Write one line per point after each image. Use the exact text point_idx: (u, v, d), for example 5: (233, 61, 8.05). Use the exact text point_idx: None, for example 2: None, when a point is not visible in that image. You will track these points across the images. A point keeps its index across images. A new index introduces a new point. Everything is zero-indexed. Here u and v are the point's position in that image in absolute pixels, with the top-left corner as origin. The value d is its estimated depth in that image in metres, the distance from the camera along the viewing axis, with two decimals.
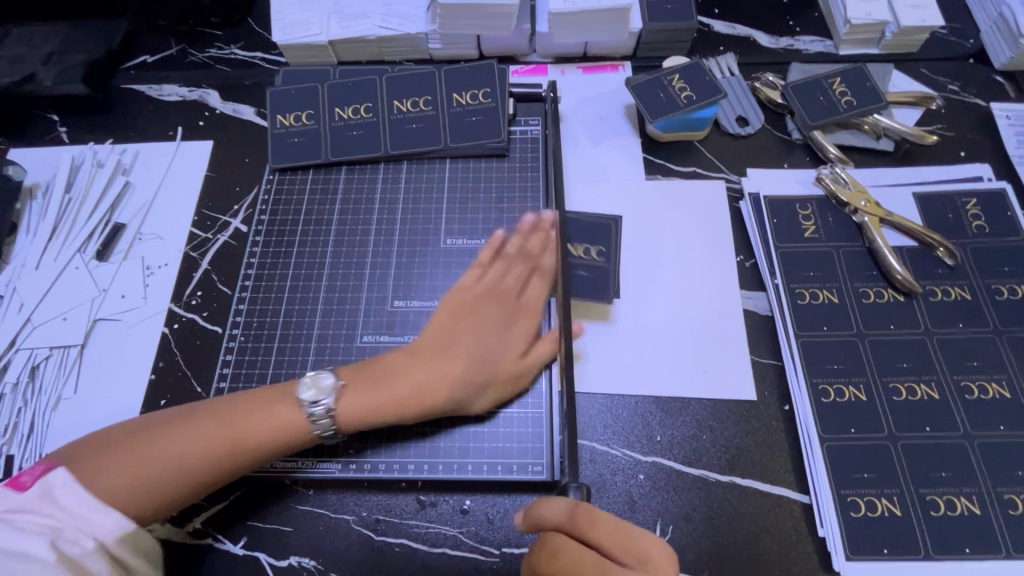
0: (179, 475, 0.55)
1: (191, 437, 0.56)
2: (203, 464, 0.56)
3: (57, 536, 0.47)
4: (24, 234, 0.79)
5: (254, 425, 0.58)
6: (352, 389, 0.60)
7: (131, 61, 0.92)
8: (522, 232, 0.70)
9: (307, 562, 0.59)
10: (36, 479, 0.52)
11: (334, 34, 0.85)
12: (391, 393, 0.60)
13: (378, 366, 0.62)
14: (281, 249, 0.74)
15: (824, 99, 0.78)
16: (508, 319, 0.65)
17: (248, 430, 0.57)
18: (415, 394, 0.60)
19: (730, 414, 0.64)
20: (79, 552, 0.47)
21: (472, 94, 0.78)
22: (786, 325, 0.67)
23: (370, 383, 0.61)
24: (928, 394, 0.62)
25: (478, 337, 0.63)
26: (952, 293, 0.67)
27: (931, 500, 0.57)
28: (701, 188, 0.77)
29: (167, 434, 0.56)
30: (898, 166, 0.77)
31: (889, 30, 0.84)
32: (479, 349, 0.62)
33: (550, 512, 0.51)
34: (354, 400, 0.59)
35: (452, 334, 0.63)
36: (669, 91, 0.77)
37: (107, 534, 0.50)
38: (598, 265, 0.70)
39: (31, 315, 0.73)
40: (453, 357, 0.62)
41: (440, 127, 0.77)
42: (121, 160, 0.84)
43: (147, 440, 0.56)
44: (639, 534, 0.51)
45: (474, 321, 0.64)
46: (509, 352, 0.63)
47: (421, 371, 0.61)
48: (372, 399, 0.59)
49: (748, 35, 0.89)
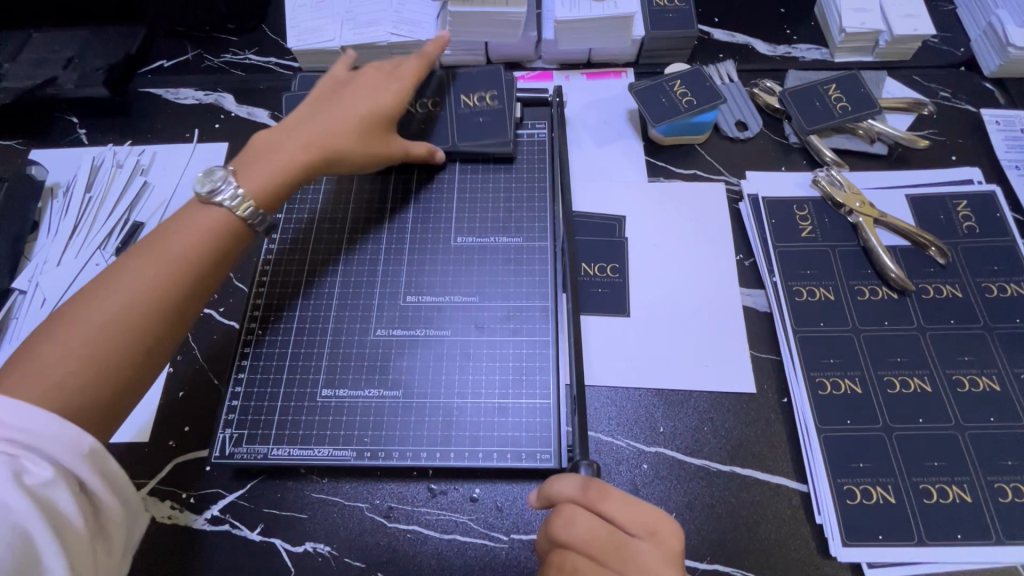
0: (123, 338, 0.53)
1: (117, 282, 0.55)
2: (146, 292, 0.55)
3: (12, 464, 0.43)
4: (46, 232, 0.81)
5: (174, 242, 0.58)
6: (252, 162, 0.65)
7: (149, 65, 0.95)
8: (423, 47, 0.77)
9: (323, 548, 0.61)
10: None
11: (347, 40, 0.88)
12: (291, 143, 0.66)
13: (272, 137, 0.67)
14: (297, 246, 0.75)
15: (820, 105, 0.81)
16: (373, 92, 0.72)
17: (169, 249, 0.58)
18: (309, 148, 0.67)
19: (730, 407, 0.66)
20: (40, 481, 0.44)
21: (480, 95, 0.80)
22: (784, 321, 0.69)
23: (268, 152, 0.66)
24: (921, 387, 0.64)
25: (348, 106, 0.70)
26: (944, 290, 0.70)
27: (924, 488, 0.60)
28: (702, 190, 0.80)
29: (89, 308, 0.53)
30: (891, 169, 0.80)
31: (883, 38, 0.87)
32: (350, 114, 0.69)
33: (564, 488, 0.53)
34: (256, 172, 0.64)
35: (321, 106, 0.70)
36: (671, 96, 0.80)
37: (67, 454, 0.46)
38: (612, 281, 0.73)
39: (53, 310, 0.75)
40: (339, 120, 0.69)
41: (449, 129, 0.79)
42: (139, 161, 0.86)
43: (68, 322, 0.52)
44: (649, 508, 0.52)
45: (340, 99, 0.71)
46: (356, 124, 0.69)
47: (303, 130, 0.68)
48: (269, 163, 0.65)
49: (746, 42, 0.92)
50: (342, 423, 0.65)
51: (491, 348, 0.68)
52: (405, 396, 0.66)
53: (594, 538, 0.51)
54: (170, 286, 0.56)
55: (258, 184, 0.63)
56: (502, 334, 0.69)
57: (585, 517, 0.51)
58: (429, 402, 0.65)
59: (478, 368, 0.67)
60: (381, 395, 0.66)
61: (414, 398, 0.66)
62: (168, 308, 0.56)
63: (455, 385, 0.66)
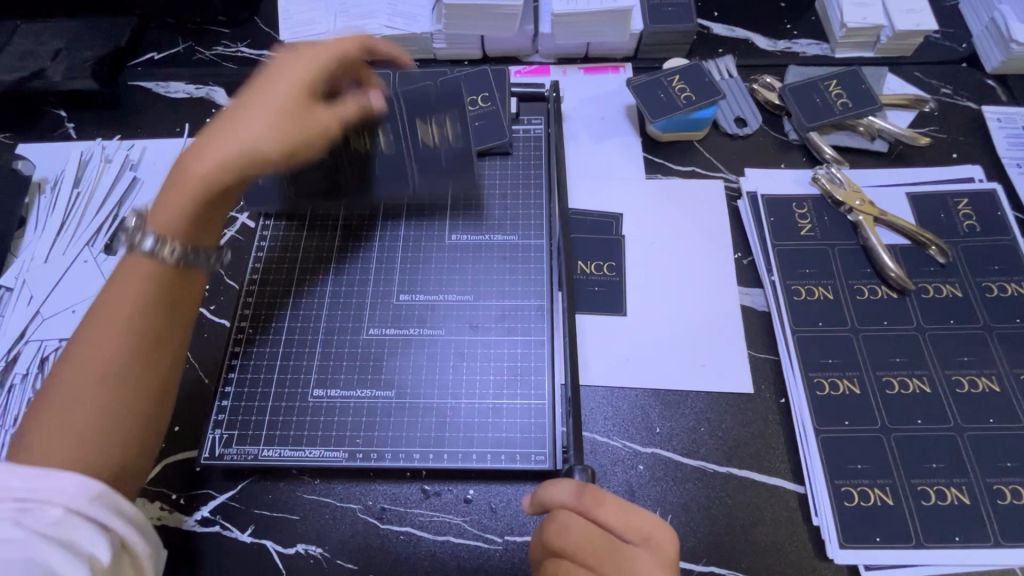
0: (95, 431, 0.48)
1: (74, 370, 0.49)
2: (114, 356, 0.49)
3: (17, 515, 0.42)
4: (33, 228, 0.80)
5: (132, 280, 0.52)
6: (172, 192, 0.55)
7: (138, 58, 0.93)
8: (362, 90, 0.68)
9: (314, 549, 0.61)
10: None
11: (340, 33, 0.87)
12: (204, 158, 0.54)
13: (190, 153, 0.56)
14: (289, 245, 0.75)
15: (821, 101, 0.80)
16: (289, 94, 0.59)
17: (131, 283, 0.52)
18: (226, 158, 0.54)
19: (727, 407, 0.66)
20: (48, 525, 0.43)
21: (441, 127, 0.74)
22: (782, 320, 0.69)
23: (184, 168, 0.55)
24: (920, 387, 0.64)
25: (265, 106, 0.58)
26: (943, 290, 0.69)
27: (922, 490, 0.59)
28: (700, 187, 0.79)
29: (70, 373, 0.49)
30: (892, 166, 0.79)
31: (885, 34, 0.86)
32: (268, 112, 0.57)
33: (558, 493, 0.52)
34: (172, 200, 0.54)
35: (238, 111, 0.57)
36: (669, 91, 0.79)
37: (75, 498, 0.45)
38: (609, 279, 0.73)
39: (41, 308, 0.74)
40: (253, 121, 0.56)
41: (406, 166, 0.74)
42: (128, 155, 0.85)
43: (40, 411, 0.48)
44: (644, 515, 0.51)
45: (259, 98, 0.58)
46: (276, 125, 0.57)
47: (218, 137, 0.55)
48: (183, 184, 0.54)
49: (746, 37, 0.91)
50: (334, 423, 0.64)
51: (485, 347, 0.67)
52: (398, 396, 0.65)
53: (590, 544, 0.50)
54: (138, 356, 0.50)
55: (183, 206, 0.54)
56: (496, 333, 0.68)
57: (579, 522, 0.50)
58: (422, 402, 0.64)
59: (473, 368, 0.66)
60: (373, 395, 0.65)
61: (407, 399, 0.65)
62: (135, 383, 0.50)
63: (449, 385, 0.65)
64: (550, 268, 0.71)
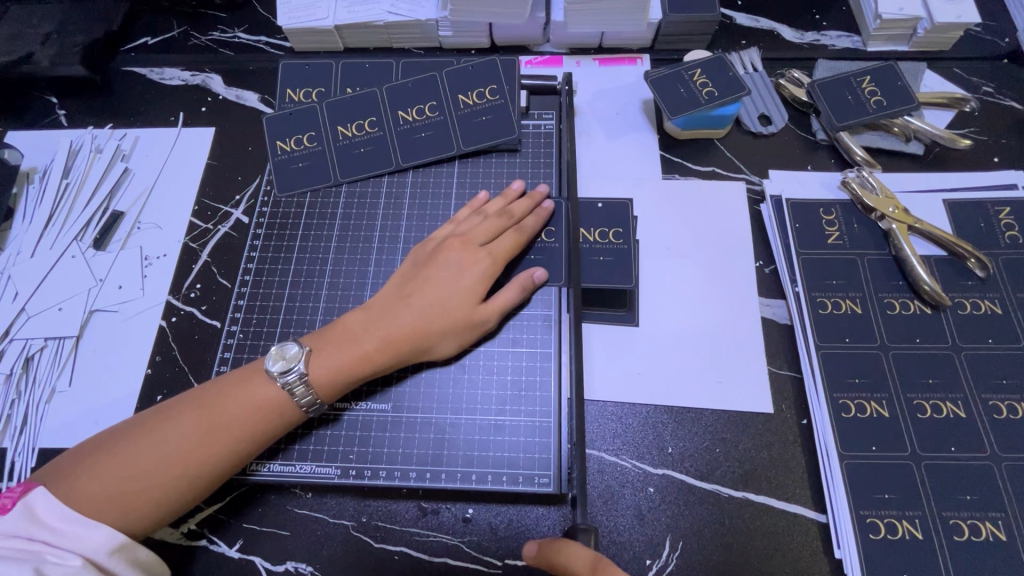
0: (158, 492, 0.52)
1: (169, 433, 0.53)
2: (202, 439, 0.53)
3: (41, 562, 0.46)
4: (20, 221, 0.76)
5: (236, 402, 0.55)
6: (324, 349, 0.58)
7: (132, 43, 0.89)
8: (505, 196, 0.69)
9: (304, 567, 0.58)
10: (14, 501, 0.49)
11: (341, 19, 0.82)
12: (368, 342, 0.59)
13: (354, 322, 0.60)
14: (283, 243, 0.71)
15: (853, 99, 0.75)
16: (472, 261, 0.63)
17: (228, 415, 0.54)
18: (383, 346, 0.59)
19: (745, 427, 0.62)
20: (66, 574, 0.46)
21: (419, 108, 0.74)
22: (806, 335, 0.64)
23: (345, 338, 0.59)
24: (954, 412, 0.59)
25: (441, 283, 0.61)
26: (981, 306, 0.64)
27: (954, 523, 0.55)
28: (720, 190, 0.74)
29: (158, 435, 0.53)
30: (927, 171, 0.74)
31: (922, 26, 0.80)
32: (441, 295, 0.61)
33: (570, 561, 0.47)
34: (328, 359, 0.58)
35: (406, 293, 0.62)
36: (690, 86, 0.74)
37: (96, 551, 0.49)
38: (617, 248, 0.68)
39: (26, 305, 0.71)
40: (424, 305, 0.60)
41: (389, 148, 0.73)
42: (120, 146, 0.81)
43: (119, 450, 0.52)
44: None
45: (433, 273, 0.62)
46: (472, 295, 0.61)
47: (382, 317, 0.60)
48: (343, 358, 0.58)
49: (772, 28, 0.85)
50: (327, 437, 0.60)
51: (489, 360, 0.63)
52: (394, 410, 0.61)
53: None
54: (219, 451, 0.54)
55: (326, 379, 0.57)
56: (500, 344, 0.64)
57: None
58: (420, 418, 0.61)
59: (474, 381, 0.62)
60: (369, 409, 0.61)
61: (404, 413, 0.61)
62: (205, 470, 0.53)
63: (449, 400, 0.61)
64: (559, 290, 0.66)
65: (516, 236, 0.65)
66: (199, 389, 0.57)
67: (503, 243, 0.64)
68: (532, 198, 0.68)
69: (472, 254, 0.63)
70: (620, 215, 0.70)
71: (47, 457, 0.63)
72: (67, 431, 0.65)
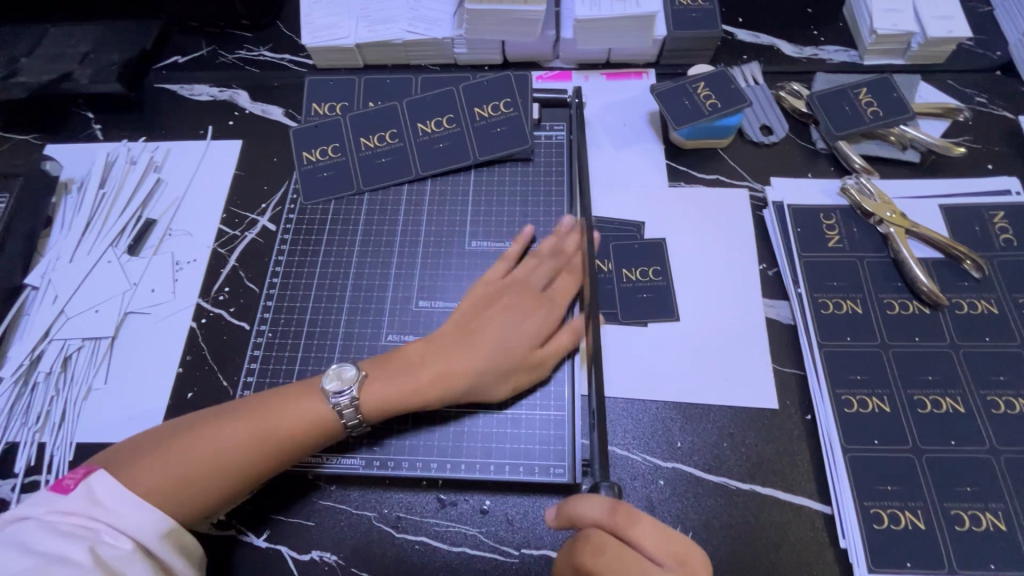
0: (210, 487, 0.55)
1: (224, 435, 0.56)
2: (253, 442, 0.56)
3: (96, 540, 0.49)
4: (59, 229, 0.81)
5: (288, 411, 0.58)
6: (377, 376, 0.62)
7: (164, 61, 0.95)
8: (557, 233, 0.71)
9: (328, 556, 0.60)
10: (77, 482, 0.52)
11: (362, 37, 0.87)
12: (427, 374, 0.62)
13: (411, 355, 0.63)
14: (309, 248, 0.75)
15: (850, 109, 0.78)
16: (536, 309, 0.66)
17: (280, 421, 0.58)
18: (440, 376, 0.61)
19: (751, 422, 0.64)
20: (117, 555, 0.49)
21: (437, 120, 0.78)
22: (809, 334, 0.67)
23: (401, 367, 0.62)
24: (954, 407, 0.62)
25: (504, 327, 0.64)
26: (978, 306, 0.67)
27: (956, 514, 0.57)
28: (724, 196, 0.77)
29: (213, 437, 0.56)
30: (923, 177, 0.77)
31: (916, 41, 0.83)
32: (502, 339, 0.63)
33: (591, 510, 0.50)
34: (382, 385, 0.61)
35: (467, 335, 0.64)
36: (694, 99, 0.78)
37: (147, 534, 0.51)
38: (656, 286, 0.71)
39: (65, 307, 0.75)
40: (480, 348, 0.63)
41: (409, 159, 0.77)
42: (153, 157, 0.86)
43: (176, 446, 0.55)
44: (677, 538, 0.51)
45: (496, 314, 0.65)
46: (531, 343, 0.64)
47: (439, 358, 0.63)
48: (400, 386, 0.61)
49: (772, 44, 0.90)
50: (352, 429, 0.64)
51: None
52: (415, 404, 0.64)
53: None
54: (268, 453, 0.57)
55: (378, 401, 0.60)
56: None
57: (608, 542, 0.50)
58: (440, 411, 0.64)
59: None
60: None
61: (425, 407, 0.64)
62: (253, 469, 0.56)
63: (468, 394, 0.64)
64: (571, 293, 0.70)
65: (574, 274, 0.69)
66: (255, 396, 0.61)
67: (561, 287, 0.68)
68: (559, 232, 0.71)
69: (537, 301, 0.67)
70: (656, 255, 0.73)
71: (84, 451, 0.67)
72: (103, 426, 0.68)
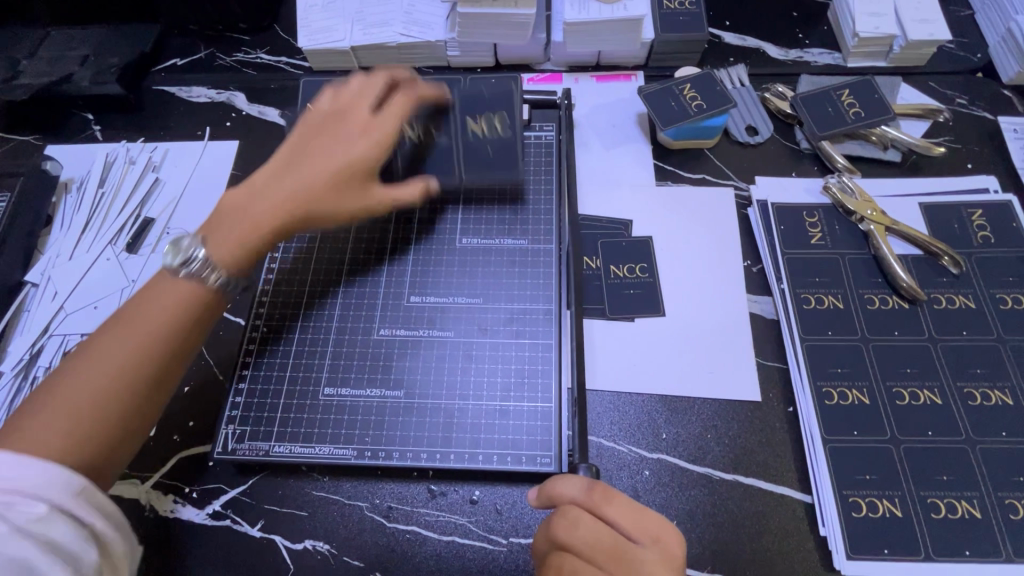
0: (96, 415, 0.51)
1: (92, 353, 0.53)
2: (124, 347, 0.54)
3: (3, 510, 0.43)
4: (59, 227, 0.82)
5: (148, 310, 0.56)
6: (217, 221, 0.63)
7: (163, 64, 0.96)
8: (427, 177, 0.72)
9: (322, 545, 0.62)
10: None
11: (357, 40, 0.89)
12: (267, 199, 0.64)
13: (234, 202, 0.64)
14: (303, 244, 0.75)
15: (833, 110, 0.80)
16: (359, 139, 0.68)
17: (149, 322, 0.55)
18: (277, 210, 0.63)
19: (735, 414, 0.66)
20: (33, 520, 0.43)
21: None
22: (791, 328, 0.69)
23: (227, 221, 0.62)
24: (931, 399, 0.63)
25: (323, 154, 0.66)
26: (956, 301, 0.68)
27: (932, 502, 0.59)
28: (710, 195, 0.79)
29: (83, 359, 0.53)
30: (904, 176, 0.79)
31: (897, 43, 0.85)
32: (320, 165, 0.66)
33: (568, 489, 0.52)
34: (223, 246, 0.61)
35: (294, 162, 0.66)
36: (681, 100, 0.80)
37: (61, 493, 0.46)
38: (643, 281, 0.73)
39: (65, 303, 0.76)
40: (287, 189, 0.64)
41: None
42: (151, 157, 0.87)
43: (50, 386, 0.51)
44: (653, 518, 0.52)
45: (308, 154, 0.67)
46: (352, 165, 0.66)
47: (275, 188, 0.64)
48: (241, 224, 0.62)
49: (758, 46, 0.92)
50: (344, 421, 0.65)
51: (494, 350, 0.68)
52: (406, 396, 0.66)
53: (595, 563, 0.50)
54: (144, 356, 0.54)
55: (227, 255, 0.60)
56: (504, 336, 0.68)
57: (587, 520, 0.51)
58: (430, 403, 0.65)
59: (481, 370, 0.67)
60: (382, 395, 0.66)
61: (415, 399, 0.66)
62: (135, 378, 0.53)
63: (457, 386, 0.66)
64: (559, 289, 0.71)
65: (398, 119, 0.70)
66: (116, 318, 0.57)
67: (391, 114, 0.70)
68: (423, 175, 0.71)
69: (360, 131, 0.68)
70: (643, 252, 0.75)
71: None
72: None
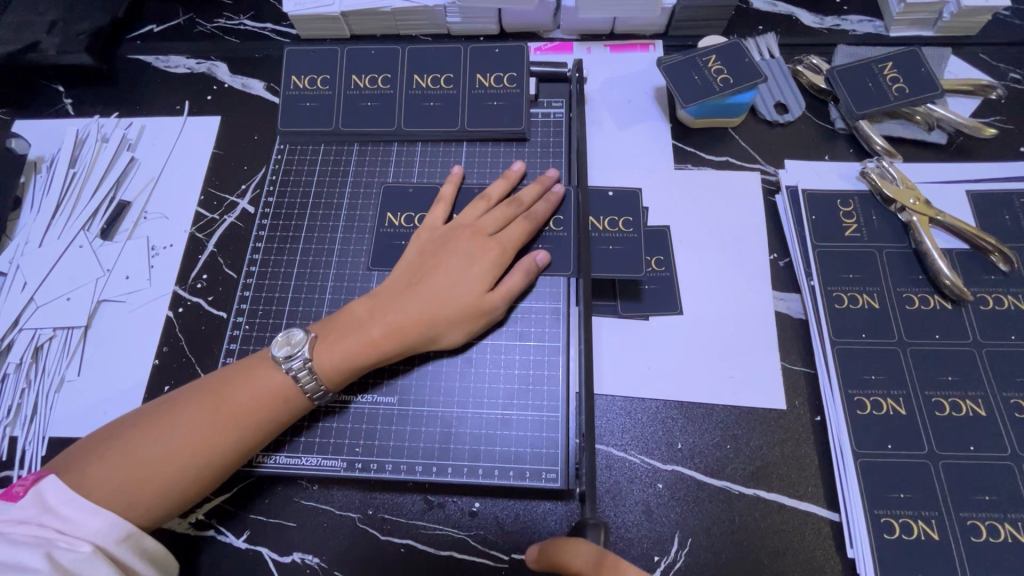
0: (168, 482, 0.52)
1: (179, 418, 0.53)
2: (211, 425, 0.53)
3: (50, 547, 0.46)
4: (28, 211, 0.76)
5: (240, 394, 0.55)
6: (329, 336, 0.58)
7: (138, 30, 0.89)
8: (507, 178, 0.68)
9: (310, 559, 0.58)
10: (26, 489, 0.50)
11: (347, 4, 0.80)
12: (381, 321, 0.58)
13: (352, 314, 0.60)
14: (288, 234, 0.70)
15: (874, 86, 0.72)
16: (480, 253, 0.62)
17: (236, 401, 0.54)
18: (393, 332, 0.58)
19: (757, 424, 0.60)
20: (77, 559, 0.46)
21: (434, 77, 0.73)
22: (821, 330, 0.63)
23: (340, 332, 0.58)
24: (974, 410, 0.58)
25: (447, 274, 0.60)
26: (1004, 301, 0.62)
27: (972, 524, 0.54)
28: (735, 180, 0.72)
29: (172, 420, 0.53)
30: (948, 160, 0.72)
31: (949, 10, 0.76)
32: (447, 286, 0.60)
33: (577, 556, 0.46)
34: (333, 349, 0.57)
35: (414, 281, 0.61)
36: (704, 73, 0.72)
37: (105, 537, 0.49)
38: (659, 276, 0.67)
39: (35, 295, 0.71)
40: (404, 306, 0.59)
41: (396, 108, 0.73)
42: (126, 135, 0.81)
43: (134, 434, 0.52)
44: None
45: (436, 267, 0.61)
46: (478, 287, 0.60)
47: (387, 305, 0.59)
48: (351, 345, 0.57)
49: (790, 13, 0.83)
50: (333, 430, 0.60)
51: (496, 352, 0.62)
52: (400, 403, 0.61)
53: None
54: (224, 439, 0.53)
55: (333, 364, 0.57)
56: (508, 337, 0.63)
57: None
58: (426, 411, 0.60)
59: (481, 375, 0.61)
60: (375, 402, 0.61)
61: (410, 406, 0.61)
62: (211, 457, 0.53)
63: (456, 393, 0.61)
64: (567, 282, 0.65)
65: (526, 223, 0.64)
66: (210, 376, 0.57)
67: (513, 232, 0.63)
68: (542, 182, 0.67)
69: (479, 246, 0.62)
70: (659, 243, 0.69)
71: (57, 446, 0.64)
72: (75, 420, 0.65)
